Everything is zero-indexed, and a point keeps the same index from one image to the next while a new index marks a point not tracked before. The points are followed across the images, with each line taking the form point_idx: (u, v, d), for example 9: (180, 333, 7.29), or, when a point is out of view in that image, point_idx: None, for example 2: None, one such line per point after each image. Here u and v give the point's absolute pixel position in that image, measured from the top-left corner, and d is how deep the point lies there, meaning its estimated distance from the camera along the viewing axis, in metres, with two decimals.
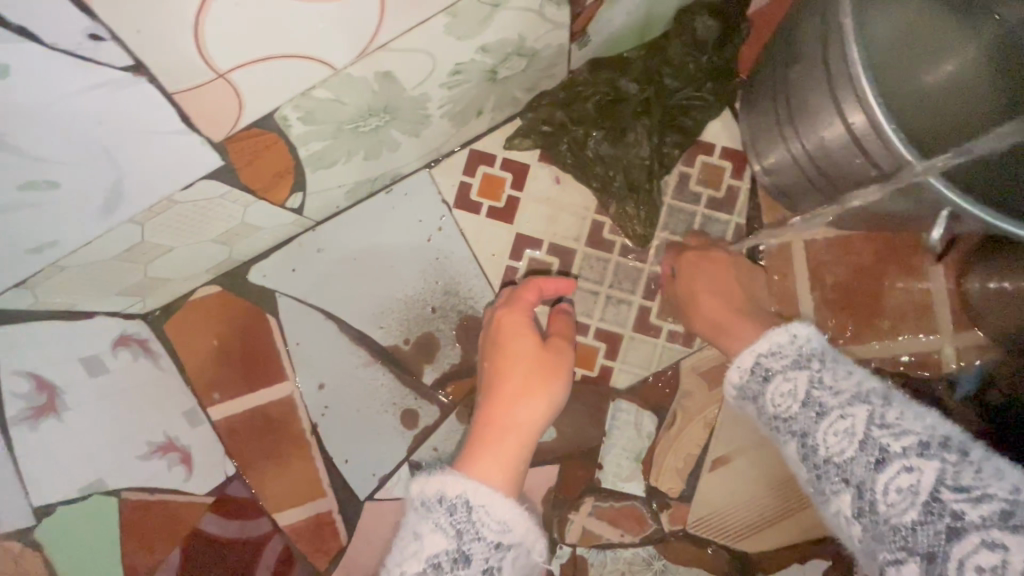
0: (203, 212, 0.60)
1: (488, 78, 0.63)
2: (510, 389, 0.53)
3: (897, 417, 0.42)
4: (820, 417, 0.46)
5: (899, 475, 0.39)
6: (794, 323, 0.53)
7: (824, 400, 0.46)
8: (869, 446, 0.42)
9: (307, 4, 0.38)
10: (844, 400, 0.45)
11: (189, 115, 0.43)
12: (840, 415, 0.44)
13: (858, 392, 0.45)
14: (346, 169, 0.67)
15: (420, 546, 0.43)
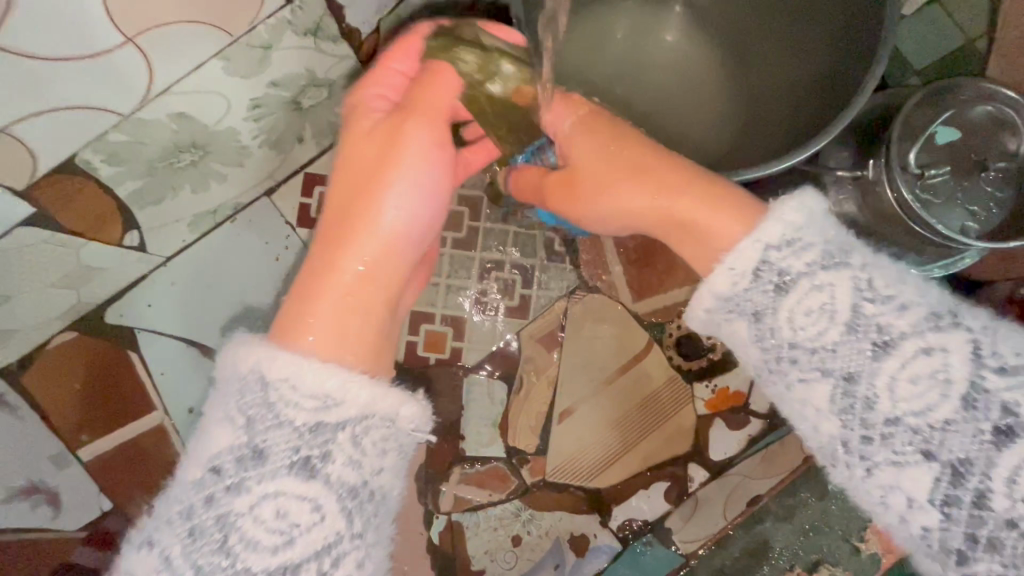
0: (31, 260, 0.65)
1: (292, 108, 0.72)
2: (365, 219, 0.46)
3: (888, 340, 0.40)
4: (783, 292, 0.42)
5: (794, 315, 0.42)
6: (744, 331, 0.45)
7: (785, 267, 0.42)
8: (859, 323, 0.40)
9: (61, 63, 0.46)
10: (816, 264, 0.42)
11: None
12: (814, 288, 0.41)
13: (827, 249, 0.42)
14: (177, 204, 0.73)
15: (206, 441, 0.38)
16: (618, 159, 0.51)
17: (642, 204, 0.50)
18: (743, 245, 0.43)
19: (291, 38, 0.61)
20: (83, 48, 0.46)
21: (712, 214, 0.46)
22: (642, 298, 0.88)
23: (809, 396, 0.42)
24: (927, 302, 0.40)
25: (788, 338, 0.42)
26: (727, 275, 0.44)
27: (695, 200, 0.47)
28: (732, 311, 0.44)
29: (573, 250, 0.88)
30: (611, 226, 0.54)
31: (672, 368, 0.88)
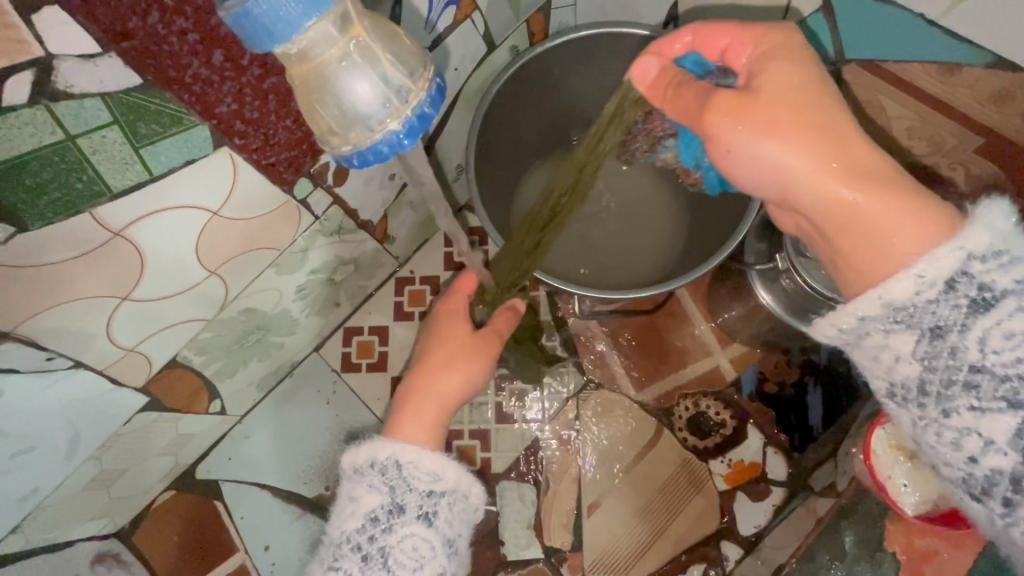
0: (146, 435, 0.83)
1: (329, 283, 0.92)
2: (457, 353, 0.65)
3: None
4: (980, 311, 0.43)
5: (989, 336, 0.43)
6: (863, 308, 0.48)
7: (993, 283, 0.43)
8: None
9: (171, 297, 0.67)
10: (1019, 285, 0.43)
11: (115, 377, 0.70)
12: (1017, 311, 0.43)
13: None
14: (247, 372, 0.92)
15: (358, 505, 0.51)
16: (815, 112, 0.48)
17: (818, 164, 0.48)
18: (944, 253, 0.45)
19: (322, 239, 0.82)
20: (184, 283, 0.67)
21: (887, 201, 0.47)
22: (643, 388, 0.97)
23: (984, 425, 0.44)
24: None
25: (976, 359, 0.44)
26: (915, 279, 0.45)
27: (881, 198, 0.47)
28: (898, 323, 0.47)
29: (575, 355, 0.99)
30: (758, 181, 0.52)
31: (687, 449, 0.94)
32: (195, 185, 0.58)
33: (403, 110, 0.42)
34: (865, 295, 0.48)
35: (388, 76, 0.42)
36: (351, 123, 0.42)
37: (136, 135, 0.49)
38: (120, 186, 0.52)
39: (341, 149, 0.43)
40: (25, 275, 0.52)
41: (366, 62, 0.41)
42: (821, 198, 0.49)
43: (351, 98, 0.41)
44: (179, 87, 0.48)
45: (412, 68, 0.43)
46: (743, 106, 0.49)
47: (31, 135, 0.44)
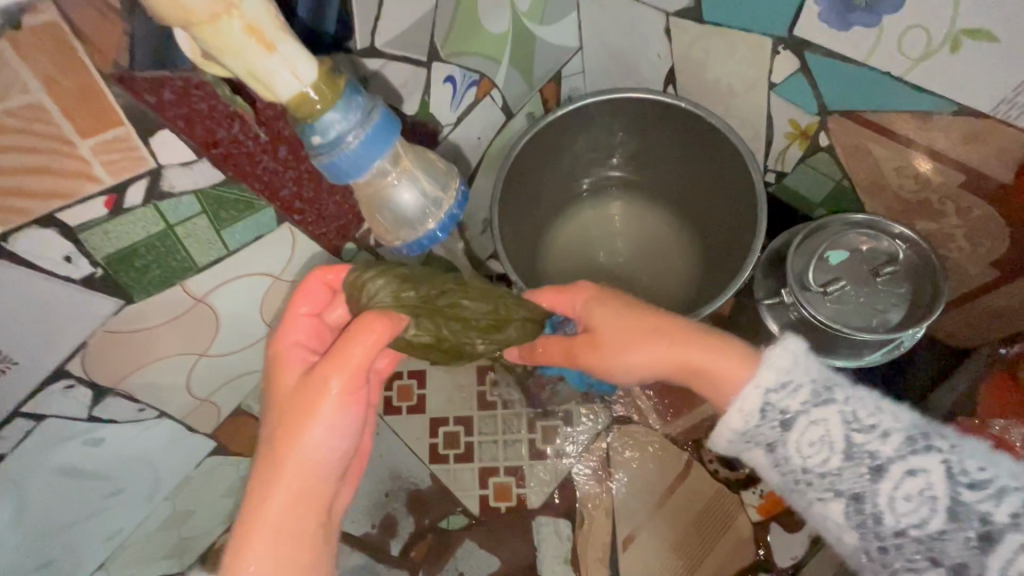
0: (212, 477, 0.92)
1: None
2: (291, 436, 0.53)
3: (906, 449, 0.48)
4: (787, 428, 0.52)
5: (797, 446, 0.52)
6: (718, 436, 0.57)
7: (785, 406, 0.52)
8: (856, 452, 0.49)
9: (239, 351, 0.77)
10: (807, 403, 0.51)
11: (190, 424, 0.80)
12: (811, 423, 0.51)
13: (815, 389, 0.51)
14: None
15: None
16: (624, 330, 0.61)
17: (664, 350, 0.59)
18: (748, 392, 0.53)
19: None
20: (250, 338, 0.77)
21: (726, 363, 0.56)
22: (670, 421, 1.00)
23: (825, 510, 0.51)
24: (906, 427, 0.49)
25: (799, 465, 0.52)
26: (739, 415, 0.54)
27: (704, 351, 0.57)
28: (749, 442, 0.55)
29: (602, 391, 1.04)
30: (633, 376, 0.63)
31: (718, 480, 0.96)
32: (262, 256, 0.68)
33: (439, 215, 0.54)
34: (718, 431, 0.56)
35: (428, 189, 0.53)
36: (400, 226, 0.54)
37: (219, 220, 0.60)
38: (204, 261, 0.62)
39: (395, 244, 0.55)
40: (127, 339, 0.62)
41: (413, 181, 0.52)
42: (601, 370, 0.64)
43: (401, 208, 0.52)
44: (251, 179, 0.59)
45: (444, 181, 0.55)
46: (592, 345, 0.64)
47: (142, 227, 0.54)
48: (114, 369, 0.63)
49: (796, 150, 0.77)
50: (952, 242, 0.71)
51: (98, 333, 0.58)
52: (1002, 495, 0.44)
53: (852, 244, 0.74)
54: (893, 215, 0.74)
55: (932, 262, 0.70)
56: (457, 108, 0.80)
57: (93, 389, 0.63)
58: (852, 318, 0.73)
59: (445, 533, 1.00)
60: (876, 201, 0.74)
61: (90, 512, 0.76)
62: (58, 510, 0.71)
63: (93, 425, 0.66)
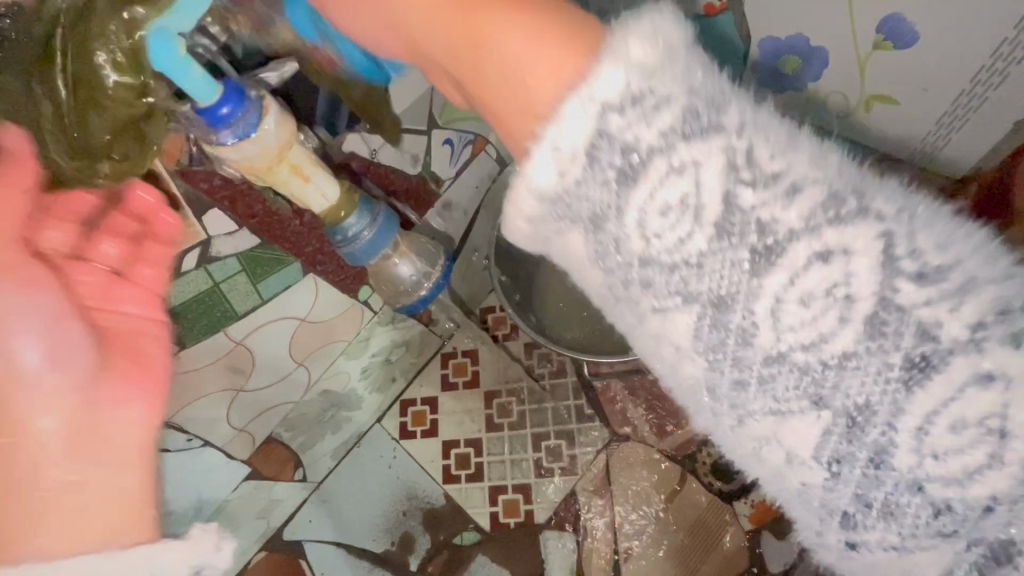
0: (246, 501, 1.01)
1: (385, 362, 1.11)
2: None
3: (807, 217, 0.35)
4: (630, 184, 0.38)
5: (782, 311, 0.37)
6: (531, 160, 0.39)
7: (637, 134, 0.37)
8: (731, 224, 0.37)
9: (271, 384, 0.87)
10: (696, 146, 0.36)
11: (229, 451, 0.89)
12: (676, 188, 0.37)
13: (690, 111, 0.36)
14: (324, 444, 1.10)
15: None
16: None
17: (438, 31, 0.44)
18: (567, 107, 0.38)
19: (380, 328, 1.02)
20: (279, 373, 0.87)
21: (524, 45, 0.41)
22: (665, 437, 1.08)
23: (800, 423, 0.39)
24: (825, 179, 0.36)
25: (647, 244, 0.39)
26: (528, 187, 0.41)
27: (519, 21, 0.41)
28: (613, 271, 0.42)
29: (601, 412, 1.12)
30: (432, 25, 0.44)
31: (713, 492, 1.03)
32: (291, 302, 0.79)
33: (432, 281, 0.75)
34: (520, 187, 0.41)
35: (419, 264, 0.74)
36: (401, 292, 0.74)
37: (255, 275, 0.71)
38: (243, 310, 0.73)
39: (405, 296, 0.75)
40: (181, 380, 0.72)
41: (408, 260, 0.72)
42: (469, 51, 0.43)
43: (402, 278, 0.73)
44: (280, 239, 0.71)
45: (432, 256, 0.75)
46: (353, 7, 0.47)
47: (196, 286, 0.66)
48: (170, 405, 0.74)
49: None
50: None
51: None
52: (966, 294, 0.34)
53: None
54: None
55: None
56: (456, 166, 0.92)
57: None
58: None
59: (459, 548, 1.08)
60: None
61: None
62: None
63: None
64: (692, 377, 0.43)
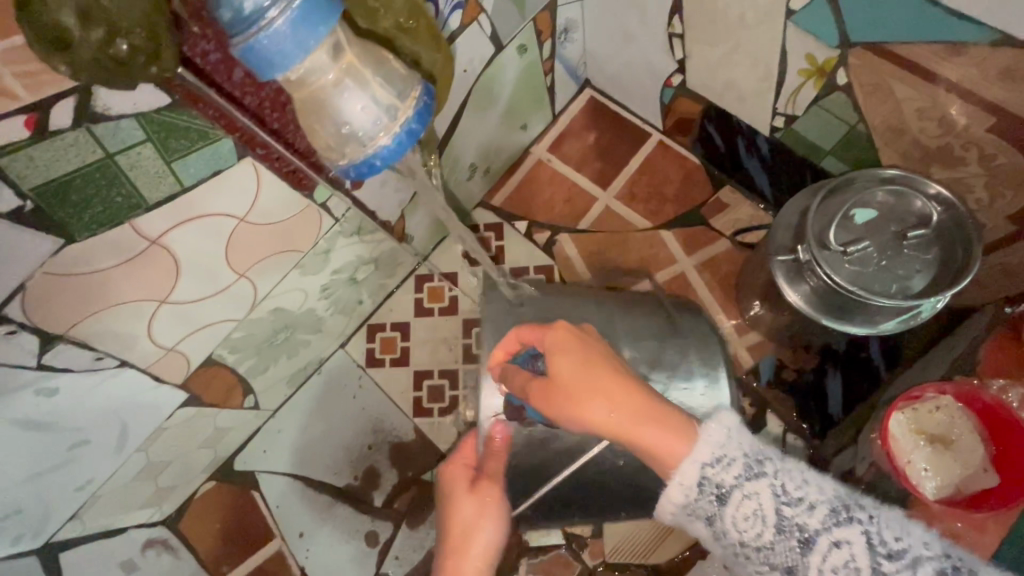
0: (185, 429, 0.88)
1: (350, 282, 0.96)
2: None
3: (795, 487, 0.46)
4: (806, 547, 0.45)
5: (829, 563, 0.45)
6: (720, 418, 0.49)
7: (805, 524, 0.45)
8: (785, 524, 0.46)
9: (205, 299, 0.71)
10: (825, 521, 0.45)
11: (157, 375, 0.75)
12: (834, 544, 0.45)
13: (832, 505, 0.46)
14: (277, 369, 0.97)
15: None
16: (582, 360, 0.54)
17: (607, 433, 0.52)
18: (687, 466, 0.48)
19: (343, 240, 0.85)
20: (214, 286, 0.71)
21: (668, 440, 0.49)
22: None
23: None
24: (828, 496, 0.46)
25: (737, 540, 0.48)
26: (692, 497, 0.48)
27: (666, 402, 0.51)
28: (755, 558, 0.47)
29: None
30: None
31: None
32: (225, 193, 0.62)
33: (393, 127, 0.46)
34: (694, 523, 0.50)
35: (379, 96, 0.45)
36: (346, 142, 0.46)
37: (169, 150, 0.53)
38: (154, 199, 0.56)
39: (337, 163, 0.47)
40: (74, 283, 0.56)
41: (358, 85, 0.45)
42: (632, 447, 0.51)
43: (349, 116, 0.45)
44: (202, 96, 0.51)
45: (404, 85, 0.47)
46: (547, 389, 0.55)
47: (77, 156, 0.48)
48: (63, 317, 0.58)
49: (810, 91, 0.71)
50: (970, 193, 0.67)
51: (38, 275, 0.53)
52: (916, 565, 0.43)
53: (878, 203, 0.66)
54: (910, 164, 0.70)
55: (972, 224, 0.62)
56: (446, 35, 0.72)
57: (40, 336, 0.58)
58: (868, 282, 0.64)
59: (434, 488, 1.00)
60: (892, 147, 0.70)
61: (53, 464, 0.73)
62: (16, 458, 0.67)
63: (45, 373, 0.62)
64: None
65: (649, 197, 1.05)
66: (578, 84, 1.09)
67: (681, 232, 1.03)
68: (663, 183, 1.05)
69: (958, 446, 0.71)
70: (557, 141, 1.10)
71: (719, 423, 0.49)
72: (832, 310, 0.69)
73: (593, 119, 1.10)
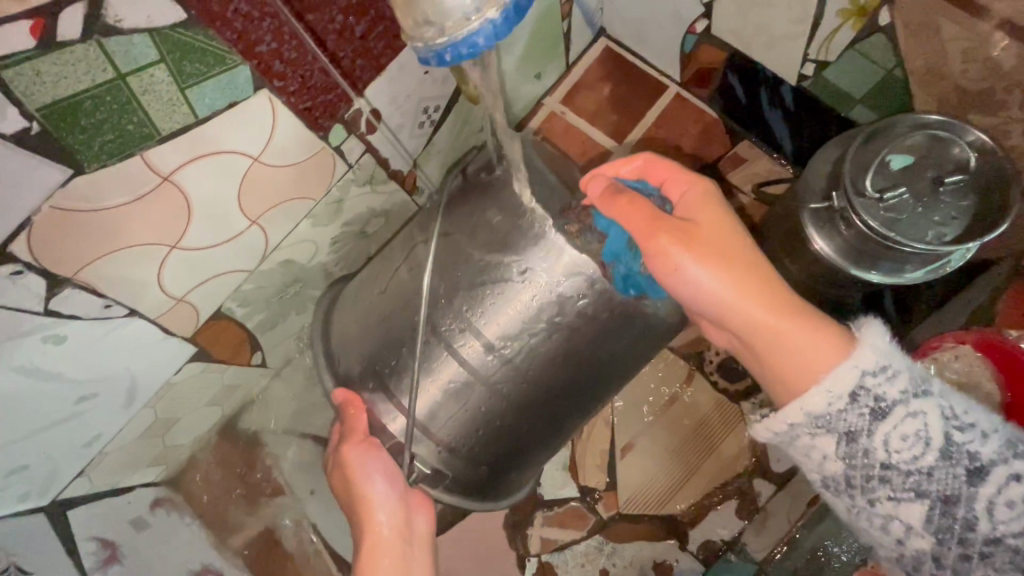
0: (193, 385, 0.86)
1: (360, 235, 0.92)
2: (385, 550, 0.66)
3: (965, 417, 0.49)
4: (975, 476, 0.47)
5: (992, 501, 0.47)
6: (871, 329, 0.52)
7: (978, 453, 0.48)
8: (952, 450, 0.48)
9: (216, 246, 0.68)
10: (1001, 453, 0.48)
11: (165, 326, 0.71)
12: (1011, 478, 0.47)
13: (1005, 441, 0.48)
14: (285, 325, 0.94)
15: None
16: (712, 224, 0.58)
17: (749, 308, 0.55)
18: (844, 370, 0.51)
19: (355, 189, 0.82)
20: (226, 233, 0.67)
21: (813, 339, 0.53)
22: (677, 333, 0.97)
23: (937, 550, 0.49)
24: (998, 432, 0.49)
25: (883, 457, 0.50)
26: (827, 395, 0.51)
27: (775, 291, 0.56)
28: (883, 476, 0.50)
29: None
30: None
31: (718, 393, 0.96)
32: (240, 127, 0.57)
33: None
34: (791, 408, 0.53)
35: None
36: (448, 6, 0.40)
37: (184, 75, 0.49)
38: (167, 128, 0.52)
39: (435, 40, 0.41)
40: (83, 220, 0.52)
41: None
42: (765, 331, 0.55)
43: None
44: (210, 14, 0.47)
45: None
46: (690, 235, 0.57)
47: (87, 73, 0.44)
48: (70, 258, 0.54)
49: (847, 33, 0.69)
50: (1005, 140, 0.67)
51: (44, 210, 0.49)
52: None
53: (916, 147, 0.65)
54: (945, 111, 0.69)
55: (1012, 172, 0.61)
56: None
57: (47, 278, 0.54)
58: (903, 228, 0.63)
59: None
60: (928, 93, 0.69)
61: (61, 418, 0.70)
62: (21, 410, 0.64)
63: (52, 320, 0.58)
64: (917, 554, 0.50)
65: (665, 151, 1.03)
66: (593, 32, 1.04)
67: None
68: (680, 137, 1.03)
69: None
70: (570, 93, 1.07)
71: (871, 331, 0.52)
72: (860, 257, 0.68)
73: (608, 70, 1.06)
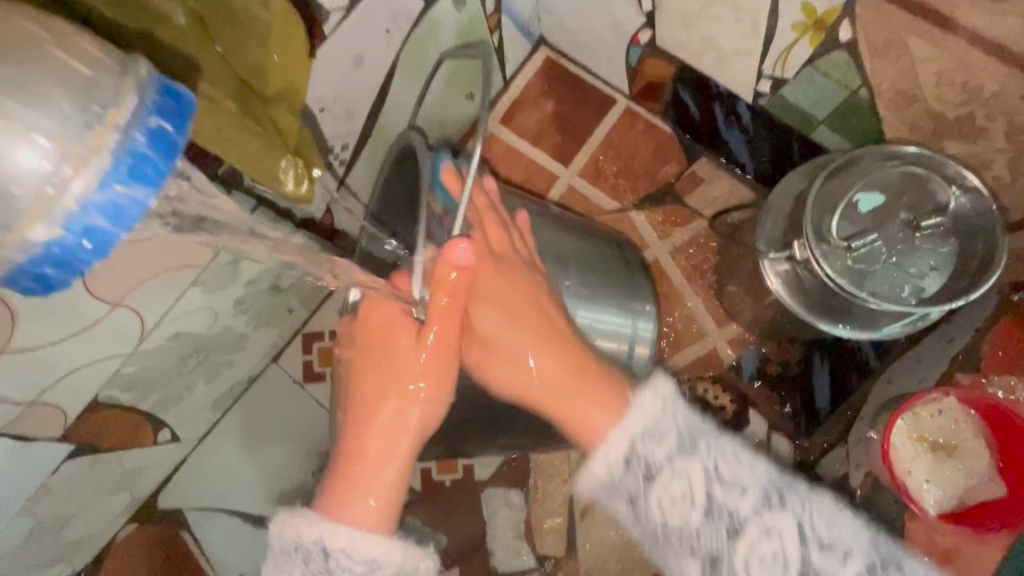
0: (82, 480, 0.74)
1: (273, 290, 0.81)
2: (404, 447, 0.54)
3: (731, 472, 0.45)
4: (736, 536, 0.44)
5: (753, 539, 0.44)
6: (658, 383, 0.49)
7: (736, 511, 0.44)
8: (716, 508, 0.44)
9: (67, 339, 0.56)
10: (756, 508, 0.44)
11: (17, 432, 0.60)
12: (765, 534, 0.43)
13: (766, 494, 0.44)
14: (194, 397, 0.82)
15: None
16: (521, 312, 0.54)
17: (536, 374, 0.53)
18: (614, 439, 0.47)
19: None
20: (78, 324, 0.56)
21: (601, 414, 0.50)
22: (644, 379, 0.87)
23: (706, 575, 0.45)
24: (761, 484, 0.45)
25: (658, 522, 0.46)
26: (603, 466, 0.47)
27: (544, 358, 0.53)
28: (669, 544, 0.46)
29: None
30: None
31: None
32: None
33: (65, 203, 0.29)
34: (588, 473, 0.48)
35: (54, 133, 0.29)
36: (6, 209, 0.29)
37: None
38: None
39: None
40: None
41: (7, 117, 0.28)
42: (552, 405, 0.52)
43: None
44: None
45: (103, 103, 0.30)
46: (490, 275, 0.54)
47: None
48: None
49: (804, 49, 0.59)
50: (987, 170, 0.59)
51: None
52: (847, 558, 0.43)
53: (889, 183, 0.56)
54: (919, 138, 0.60)
55: (997, 215, 0.52)
56: (326, 30, 0.55)
57: None
58: (875, 283, 0.55)
59: None
60: (899, 116, 0.60)
61: None
62: None
63: None
64: None
65: (617, 172, 0.92)
66: (531, 42, 0.92)
67: (654, 214, 0.91)
68: (632, 157, 0.92)
69: (958, 453, 0.66)
70: (509, 111, 0.95)
71: (645, 385, 0.48)
72: (824, 307, 0.60)
73: (549, 84, 0.95)
